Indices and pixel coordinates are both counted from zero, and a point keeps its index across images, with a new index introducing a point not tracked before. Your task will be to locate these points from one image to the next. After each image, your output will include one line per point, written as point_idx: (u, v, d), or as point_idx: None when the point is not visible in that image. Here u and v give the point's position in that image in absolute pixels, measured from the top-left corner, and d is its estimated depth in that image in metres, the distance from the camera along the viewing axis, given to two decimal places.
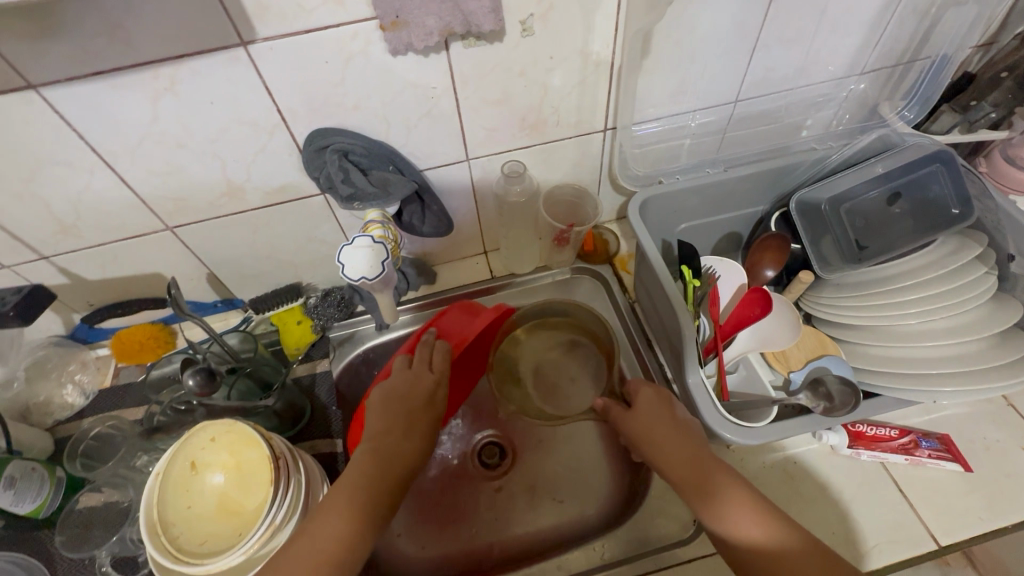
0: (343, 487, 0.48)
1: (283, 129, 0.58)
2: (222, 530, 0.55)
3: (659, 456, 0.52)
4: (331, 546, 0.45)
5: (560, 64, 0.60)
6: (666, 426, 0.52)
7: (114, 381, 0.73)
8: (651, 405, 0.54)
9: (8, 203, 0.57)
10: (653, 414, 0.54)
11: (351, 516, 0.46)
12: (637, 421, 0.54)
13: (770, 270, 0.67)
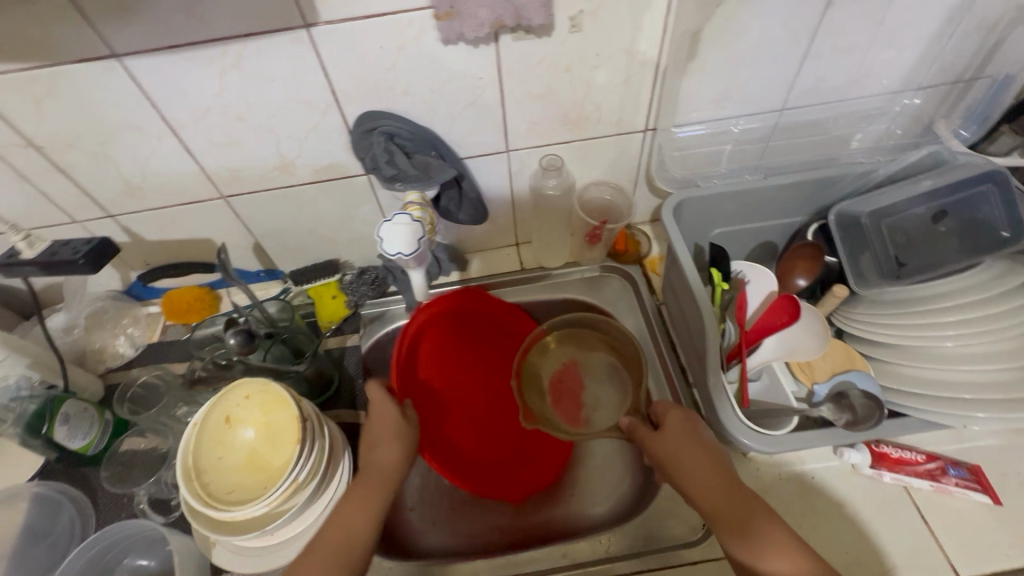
0: (348, 498, 0.56)
1: (335, 109, 0.61)
2: (249, 483, 0.58)
3: (687, 478, 0.54)
4: (341, 541, 0.53)
5: (605, 61, 0.61)
6: (694, 453, 0.55)
7: (162, 337, 0.78)
8: (680, 426, 0.57)
9: (84, 162, 0.61)
10: (682, 435, 0.56)
11: (359, 520, 0.54)
12: (667, 439, 0.56)
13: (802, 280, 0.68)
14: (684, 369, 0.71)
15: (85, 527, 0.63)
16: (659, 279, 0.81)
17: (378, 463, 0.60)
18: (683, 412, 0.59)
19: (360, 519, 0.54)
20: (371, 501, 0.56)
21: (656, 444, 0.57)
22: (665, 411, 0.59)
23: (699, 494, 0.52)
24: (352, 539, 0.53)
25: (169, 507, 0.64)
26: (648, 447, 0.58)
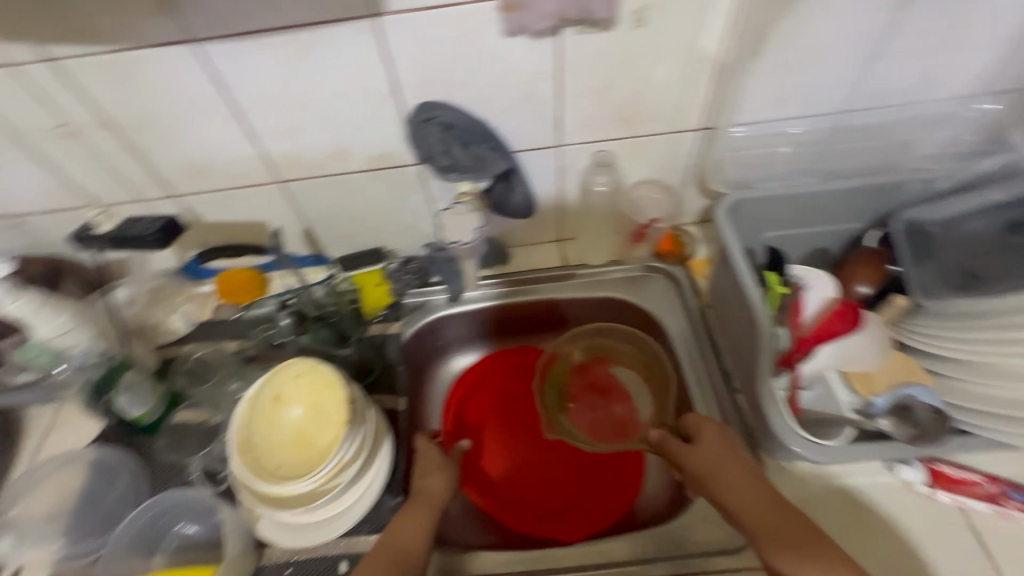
0: (401, 513, 0.57)
1: (394, 99, 0.62)
2: (298, 460, 0.61)
3: (728, 496, 0.53)
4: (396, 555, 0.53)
5: (666, 58, 0.60)
6: (729, 466, 0.54)
7: (212, 315, 0.81)
8: (715, 440, 0.56)
9: (155, 143, 0.64)
10: (717, 449, 0.56)
11: (412, 535, 0.55)
12: (703, 454, 0.56)
13: (864, 287, 0.65)
14: (728, 375, 0.70)
15: (139, 492, 0.65)
16: (704, 281, 0.80)
17: (428, 484, 0.61)
18: (716, 424, 0.58)
19: (412, 536, 0.55)
20: (423, 520, 0.56)
21: (691, 459, 0.56)
22: (698, 424, 0.59)
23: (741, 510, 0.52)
24: (404, 553, 0.53)
25: (218, 478, 0.65)
26: (682, 461, 0.57)
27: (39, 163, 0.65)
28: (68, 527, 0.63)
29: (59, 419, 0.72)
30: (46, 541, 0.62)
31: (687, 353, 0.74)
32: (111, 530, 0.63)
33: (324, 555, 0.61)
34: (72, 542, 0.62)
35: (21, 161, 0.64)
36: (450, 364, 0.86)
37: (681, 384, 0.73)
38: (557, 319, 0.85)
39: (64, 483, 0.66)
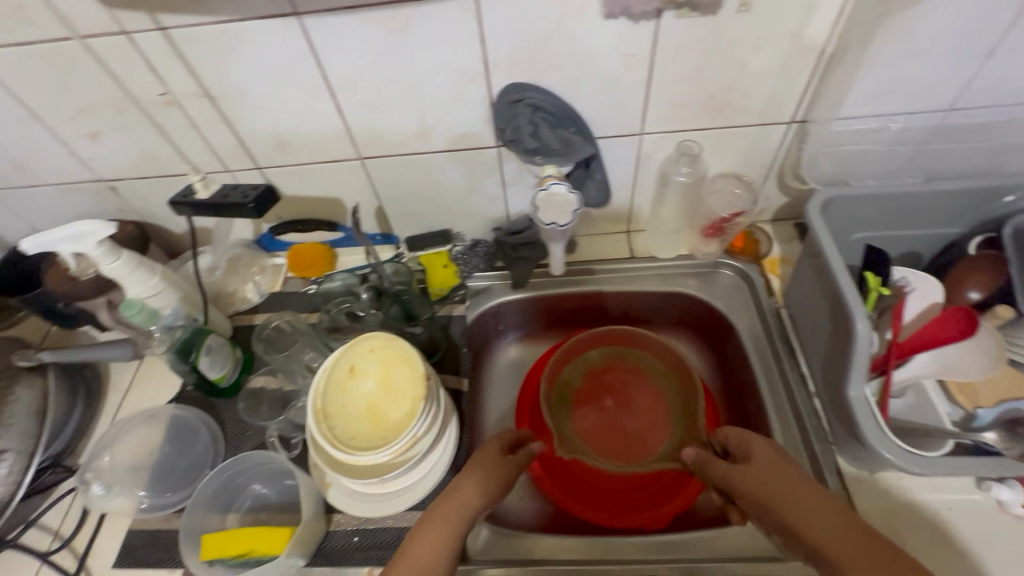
0: (421, 527, 0.50)
1: (483, 79, 0.62)
2: (369, 432, 0.61)
3: (803, 530, 0.44)
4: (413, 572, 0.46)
5: (767, 45, 0.58)
6: (785, 483, 0.48)
7: (283, 287, 0.84)
8: (768, 458, 0.52)
9: (247, 114, 0.66)
10: (774, 466, 0.50)
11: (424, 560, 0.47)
12: (754, 474, 0.51)
13: (974, 293, 0.60)
14: (806, 378, 0.67)
15: (216, 451, 0.68)
16: (777, 279, 0.77)
17: (460, 495, 0.52)
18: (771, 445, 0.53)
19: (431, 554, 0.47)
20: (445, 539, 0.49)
21: (742, 480, 0.51)
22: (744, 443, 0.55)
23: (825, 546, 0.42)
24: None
25: (291, 444, 0.68)
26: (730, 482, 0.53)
27: (138, 131, 0.67)
28: (149, 479, 0.66)
29: (138, 377, 0.78)
30: (133, 491, 0.64)
31: (757, 353, 0.72)
32: (188, 486, 0.66)
33: (390, 527, 0.62)
34: (155, 493, 0.65)
35: (122, 129, 0.67)
36: (510, 347, 0.86)
37: (752, 383, 0.71)
38: (620, 309, 0.84)
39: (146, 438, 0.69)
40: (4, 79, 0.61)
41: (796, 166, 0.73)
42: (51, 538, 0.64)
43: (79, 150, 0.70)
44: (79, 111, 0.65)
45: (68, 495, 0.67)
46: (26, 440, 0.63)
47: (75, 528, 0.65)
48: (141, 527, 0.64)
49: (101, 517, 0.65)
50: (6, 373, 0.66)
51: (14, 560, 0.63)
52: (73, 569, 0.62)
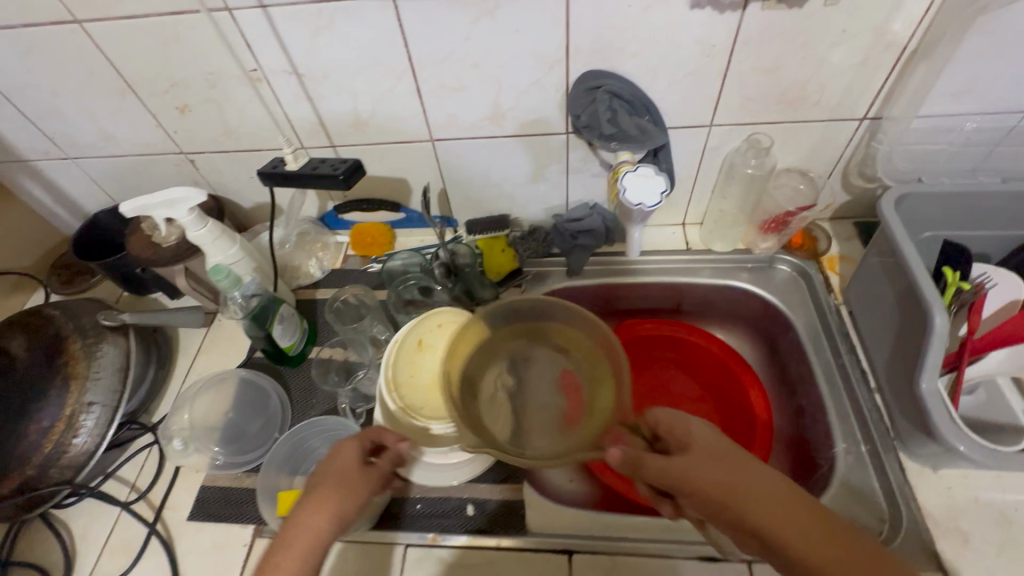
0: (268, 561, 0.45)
1: (562, 65, 0.63)
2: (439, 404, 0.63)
3: (773, 530, 0.40)
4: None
5: (848, 39, 0.58)
6: (738, 480, 0.43)
7: (343, 265, 0.86)
8: (711, 444, 0.45)
9: (330, 93, 0.68)
10: (719, 457, 0.44)
11: None
12: (705, 470, 0.43)
13: None
14: (866, 373, 0.67)
15: (283, 417, 0.70)
16: (837, 277, 0.77)
17: (299, 541, 0.45)
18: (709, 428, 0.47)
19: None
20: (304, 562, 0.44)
21: (705, 486, 0.43)
22: (704, 455, 0.44)
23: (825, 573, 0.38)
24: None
25: (357, 412, 0.70)
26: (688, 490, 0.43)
27: (225, 106, 0.70)
28: (221, 438, 0.69)
29: (206, 345, 0.81)
30: (209, 450, 0.68)
31: (814, 347, 0.73)
32: (257, 450, 0.67)
33: (451, 496, 0.64)
34: (228, 454, 0.68)
35: (211, 104, 0.70)
36: None
37: (809, 377, 0.72)
38: (673, 300, 0.85)
39: (217, 402, 0.71)
40: (107, 52, 0.64)
41: (862, 163, 0.73)
42: (129, 490, 0.68)
43: (167, 123, 0.73)
44: (171, 85, 0.68)
45: (143, 451, 0.71)
46: (111, 395, 0.66)
47: (151, 481, 0.68)
48: (213, 483, 0.66)
49: (175, 472, 0.68)
50: (92, 332, 0.69)
51: (93, 508, 0.66)
52: (151, 519, 0.65)
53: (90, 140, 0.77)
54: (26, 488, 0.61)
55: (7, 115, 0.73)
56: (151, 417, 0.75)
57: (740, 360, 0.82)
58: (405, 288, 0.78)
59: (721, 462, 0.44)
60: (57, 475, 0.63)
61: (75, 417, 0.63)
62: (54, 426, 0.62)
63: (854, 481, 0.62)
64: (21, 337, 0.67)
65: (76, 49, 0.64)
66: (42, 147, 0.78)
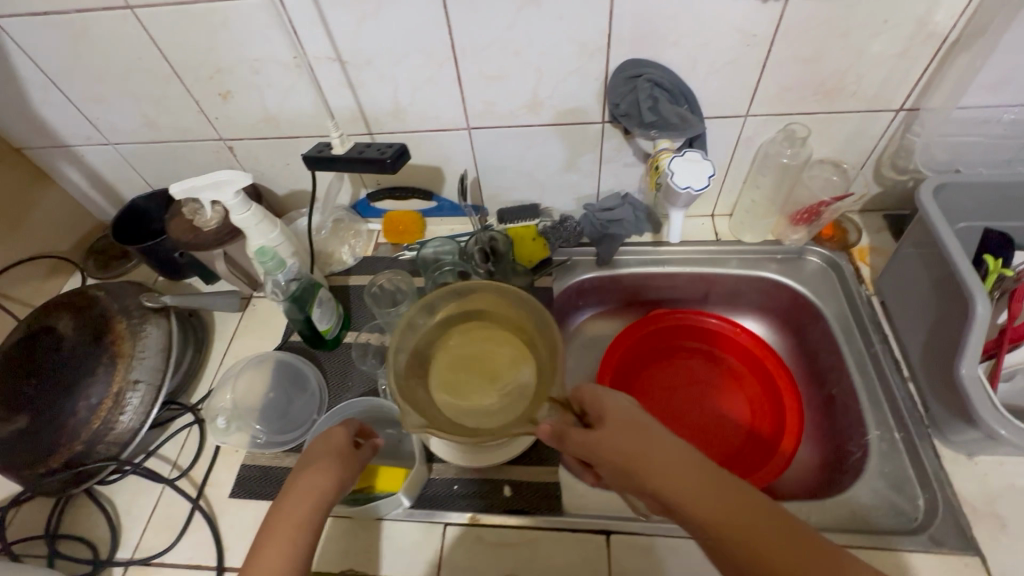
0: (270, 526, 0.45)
1: (603, 54, 0.64)
2: None
3: (676, 496, 0.40)
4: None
5: (890, 29, 0.59)
6: (650, 445, 0.42)
7: (375, 252, 0.88)
8: (622, 414, 0.45)
9: (371, 80, 0.69)
10: (637, 424, 0.44)
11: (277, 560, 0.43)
12: (616, 438, 0.43)
13: None
14: (899, 362, 0.68)
15: (322, 399, 0.72)
16: (867, 268, 0.77)
17: (304, 491, 0.47)
18: (622, 399, 0.47)
19: (282, 551, 0.43)
20: (302, 524, 0.45)
21: (613, 455, 0.43)
22: (615, 426, 0.44)
23: (720, 531, 0.37)
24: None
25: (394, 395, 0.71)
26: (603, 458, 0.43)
27: (267, 93, 0.71)
28: (261, 418, 0.70)
29: (241, 329, 0.82)
30: (250, 429, 0.68)
31: (846, 336, 0.73)
32: (298, 431, 0.69)
33: (488, 477, 0.65)
34: (270, 432, 0.69)
35: (253, 90, 0.71)
36: (593, 320, 0.90)
37: (841, 367, 0.73)
38: (701, 291, 0.86)
39: (256, 382, 0.71)
40: (155, 37, 0.65)
41: (895, 156, 0.74)
42: (171, 468, 0.69)
43: (209, 109, 0.74)
44: (216, 71, 0.69)
45: (184, 430, 0.72)
46: (155, 374, 0.67)
47: (193, 460, 0.69)
48: (254, 462, 0.68)
49: (216, 450, 0.70)
50: (136, 313, 0.70)
51: (137, 485, 0.68)
52: (194, 495, 0.66)
53: (133, 126, 0.78)
54: (74, 463, 0.63)
55: (53, 101, 0.75)
56: (190, 398, 0.76)
57: (771, 350, 0.82)
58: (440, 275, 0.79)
59: (631, 432, 0.44)
60: (104, 451, 0.64)
61: (121, 395, 0.64)
62: (102, 404, 0.64)
63: (887, 468, 0.62)
64: (68, 317, 0.69)
65: (125, 34, 0.65)
66: (84, 133, 0.80)
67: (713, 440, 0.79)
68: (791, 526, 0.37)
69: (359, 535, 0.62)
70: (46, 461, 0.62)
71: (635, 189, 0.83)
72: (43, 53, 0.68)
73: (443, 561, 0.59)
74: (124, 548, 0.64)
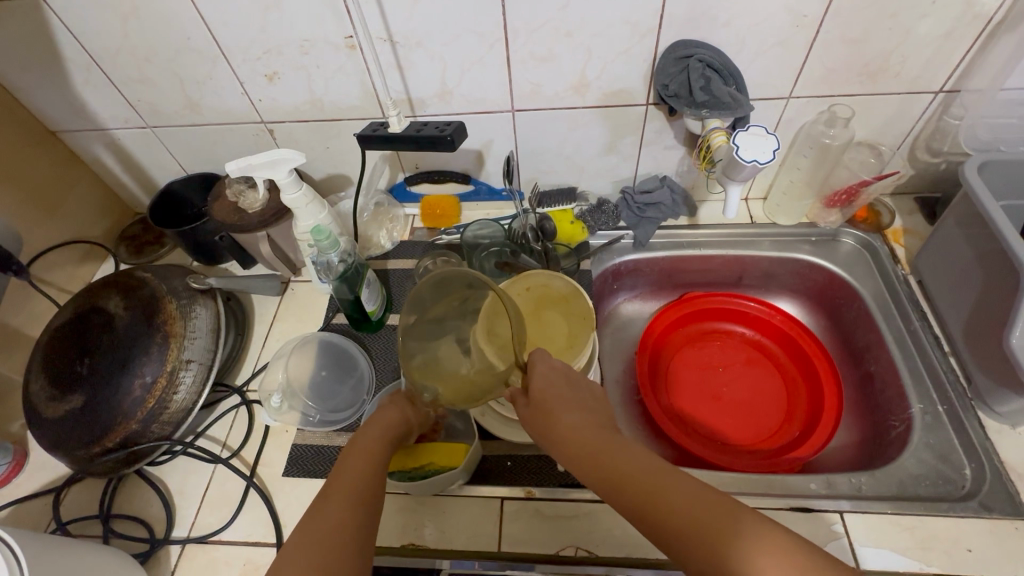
0: (342, 461, 0.47)
1: (654, 34, 0.65)
2: (555, 345, 0.65)
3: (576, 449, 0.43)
4: (352, 490, 0.44)
5: (938, 10, 0.60)
6: (562, 403, 0.46)
7: (411, 236, 0.88)
8: (550, 379, 0.48)
9: (420, 61, 0.69)
10: (564, 385, 0.48)
11: (354, 484, 0.44)
12: (545, 397, 0.47)
13: None
14: (940, 338, 0.70)
15: (371, 380, 0.72)
16: (902, 249, 0.79)
17: (365, 440, 0.49)
18: (556, 365, 0.50)
19: (363, 471, 0.46)
20: (378, 453, 0.48)
21: (537, 414, 0.47)
22: (539, 395, 0.47)
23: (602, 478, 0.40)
24: (363, 493, 0.44)
25: None
26: (527, 418, 0.48)
27: (314, 74, 0.71)
28: (311, 397, 0.70)
29: (281, 312, 0.83)
30: (301, 407, 0.69)
31: (884, 314, 0.75)
32: (348, 411, 0.70)
33: (540, 452, 0.66)
34: (322, 411, 0.69)
35: (301, 71, 0.71)
36: (628, 302, 0.92)
37: (878, 345, 0.74)
38: (735, 273, 0.88)
39: (304, 362, 0.71)
40: (206, 16, 0.65)
41: (931, 138, 0.76)
42: (221, 448, 0.70)
43: (253, 91, 0.74)
44: (265, 52, 0.69)
45: (231, 411, 0.72)
46: (205, 353, 0.67)
47: (243, 440, 0.70)
48: (305, 441, 0.68)
49: (267, 430, 0.70)
50: (185, 294, 0.70)
51: (189, 465, 0.68)
52: (247, 474, 0.66)
53: (174, 108, 0.78)
54: (129, 442, 0.62)
55: (95, 83, 0.74)
56: (235, 380, 0.76)
57: (805, 330, 0.83)
58: (489, 257, 0.80)
59: (553, 401, 0.46)
60: (159, 430, 0.64)
61: (175, 374, 0.64)
62: (156, 382, 0.63)
63: (933, 439, 0.64)
64: (118, 297, 0.69)
65: (176, 13, 0.64)
66: (123, 115, 0.79)
67: (751, 417, 0.81)
68: (667, 480, 0.38)
69: (417, 510, 0.62)
70: (101, 441, 0.61)
71: (673, 172, 0.84)
72: (89, 32, 0.67)
73: (502, 533, 0.60)
74: (180, 527, 0.64)
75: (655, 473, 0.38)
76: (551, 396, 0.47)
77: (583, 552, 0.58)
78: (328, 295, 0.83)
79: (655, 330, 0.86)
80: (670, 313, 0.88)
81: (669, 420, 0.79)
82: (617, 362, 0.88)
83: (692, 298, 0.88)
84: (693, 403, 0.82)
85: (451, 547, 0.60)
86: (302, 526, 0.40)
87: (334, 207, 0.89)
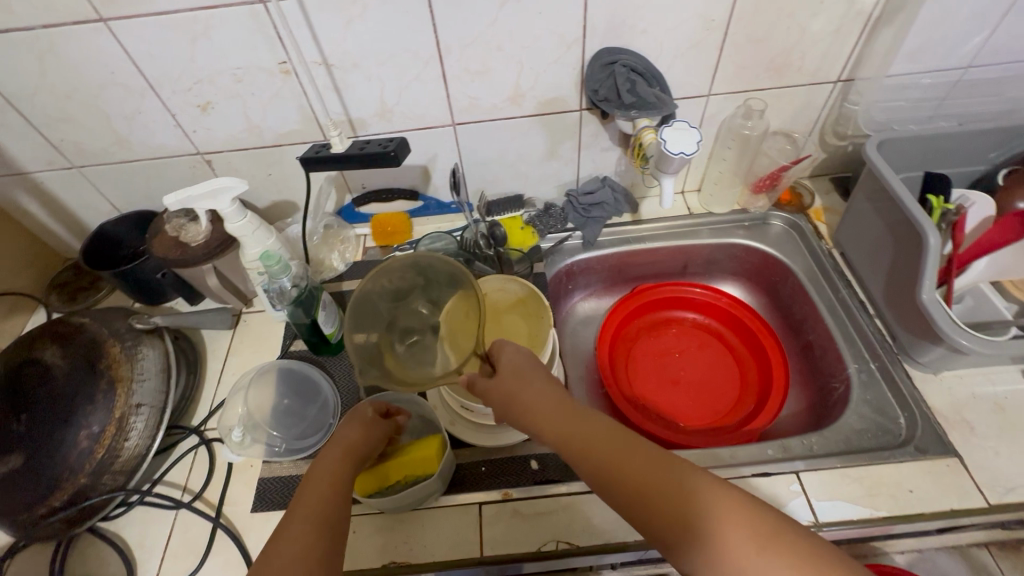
0: (303, 486, 0.47)
1: (580, 44, 0.68)
2: (521, 340, 0.68)
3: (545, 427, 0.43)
4: (314, 512, 0.44)
5: (826, 10, 0.67)
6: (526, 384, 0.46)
7: (365, 256, 0.88)
8: (514, 361, 0.48)
9: (358, 82, 0.70)
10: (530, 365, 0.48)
11: (317, 505, 0.45)
12: (506, 380, 0.46)
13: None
14: (864, 302, 0.76)
15: (336, 403, 0.72)
16: (824, 226, 0.86)
17: (321, 463, 0.50)
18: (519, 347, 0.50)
19: (327, 491, 0.46)
20: (340, 473, 0.49)
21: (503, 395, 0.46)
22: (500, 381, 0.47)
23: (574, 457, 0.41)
24: (327, 513, 0.44)
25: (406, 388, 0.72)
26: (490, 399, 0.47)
27: (250, 101, 0.71)
28: (273, 428, 0.68)
29: (234, 345, 0.80)
30: (266, 438, 0.66)
31: (816, 287, 0.81)
32: (316, 436, 0.69)
33: (513, 454, 0.67)
34: (288, 440, 0.67)
35: (235, 99, 0.70)
36: (583, 301, 0.95)
37: (814, 315, 0.80)
38: (680, 263, 0.93)
39: (265, 392, 0.70)
40: (129, 49, 0.63)
41: (836, 123, 0.84)
42: (182, 492, 0.67)
43: (187, 122, 0.73)
44: (195, 83, 0.68)
45: (190, 453, 0.70)
46: (157, 395, 0.65)
47: (205, 481, 0.67)
48: (273, 473, 0.66)
49: (230, 467, 0.68)
50: (129, 335, 0.67)
51: (146, 515, 0.65)
52: (212, 515, 0.64)
53: (101, 145, 0.75)
54: (78, 498, 0.58)
55: (10, 125, 0.70)
56: (190, 421, 0.73)
57: (749, 309, 0.88)
58: None
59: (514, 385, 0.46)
60: (111, 482, 0.60)
61: (125, 420, 0.61)
62: (104, 431, 0.60)
63: (869, 395, 0.70)
64: (54, 346, 0.65)
65: (97, 48, 0.63)
66: (45, 156, 0.75)
67: (709, 396, 0.85)
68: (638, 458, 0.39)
69: (395, 527, 0.62)
70: (46, 500, 0.57)
71: (613, 172, 0.88)
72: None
73: (484, 538, 0.60)
74: None
75: (624, 453, 0.39)
76: (512, 382, 0.46)
77: (564, 545, 0.59)
78: (283, 323, 0.82)
79: (614, 320, 0.88)
80: (627, 304, 0.90)
81: (634, 408, 0.82)
82: (580, 358, 0.90)
83: (648, 287, 0.91)
84: (654, 389, 0.86)
85: (432, 559, 0.59)
86: (271, 551, 0.40)
87: (282, 233, 0.88)
